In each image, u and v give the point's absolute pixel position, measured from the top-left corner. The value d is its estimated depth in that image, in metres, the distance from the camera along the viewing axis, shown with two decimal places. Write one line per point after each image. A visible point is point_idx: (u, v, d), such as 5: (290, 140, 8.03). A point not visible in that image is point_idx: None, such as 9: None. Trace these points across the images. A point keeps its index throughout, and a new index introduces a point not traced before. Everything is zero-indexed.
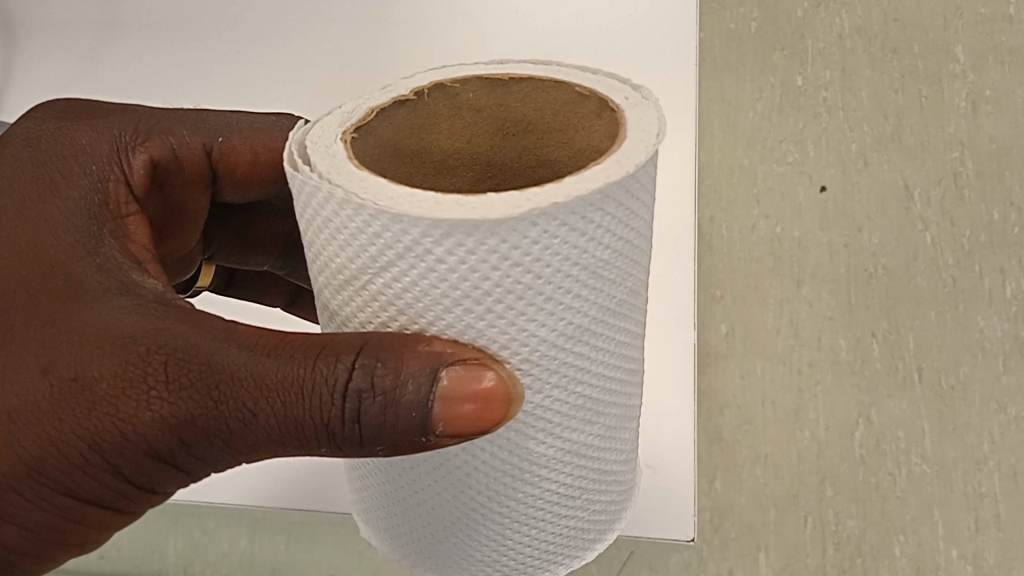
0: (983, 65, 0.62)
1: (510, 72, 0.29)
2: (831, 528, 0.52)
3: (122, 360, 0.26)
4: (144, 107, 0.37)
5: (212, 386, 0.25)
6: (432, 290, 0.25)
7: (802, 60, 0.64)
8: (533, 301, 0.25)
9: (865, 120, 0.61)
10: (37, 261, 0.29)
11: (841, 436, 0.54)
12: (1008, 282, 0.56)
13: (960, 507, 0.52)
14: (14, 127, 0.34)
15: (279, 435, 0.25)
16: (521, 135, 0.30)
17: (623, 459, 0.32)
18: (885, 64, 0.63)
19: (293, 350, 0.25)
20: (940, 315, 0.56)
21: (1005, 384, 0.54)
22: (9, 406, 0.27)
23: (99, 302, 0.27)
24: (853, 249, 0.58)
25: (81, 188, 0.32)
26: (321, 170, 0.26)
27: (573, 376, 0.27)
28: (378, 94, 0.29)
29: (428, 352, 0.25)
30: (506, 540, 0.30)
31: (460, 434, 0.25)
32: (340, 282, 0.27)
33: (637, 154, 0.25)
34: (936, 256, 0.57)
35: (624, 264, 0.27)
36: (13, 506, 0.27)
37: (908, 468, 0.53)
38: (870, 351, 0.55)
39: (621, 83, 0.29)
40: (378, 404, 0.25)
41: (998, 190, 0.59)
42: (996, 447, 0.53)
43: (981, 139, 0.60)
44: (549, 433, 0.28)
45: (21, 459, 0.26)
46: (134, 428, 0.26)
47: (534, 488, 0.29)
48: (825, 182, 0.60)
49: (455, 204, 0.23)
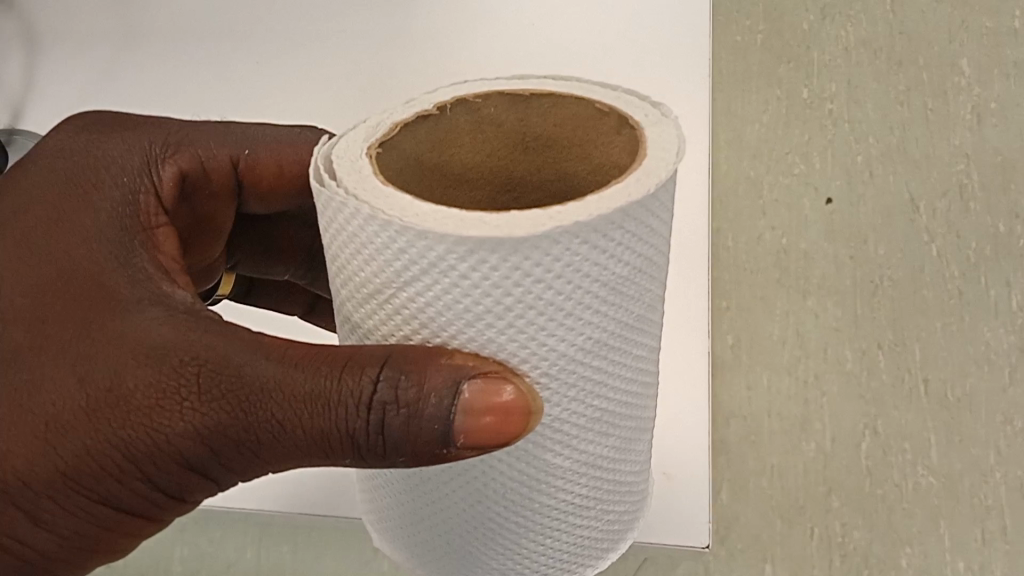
0: (988, 78, 0.63)
1: (532, 88, 0.29)
2: (838, 540, 0.52)
3: (156, 372, 0.27)
4: (170, 120, 0.37)
5: (244, 399, 0.26)
6: (455, 305, 0.25)
7: (808, 73, 0.64)
8: (555, 316, 0.25)
9: (871, 132, 0.62)
10: (72, 272, 0.30)
11: (849, 448, 0.54)
12: (1014, 294, 0.56)
13: (966, 519, 0.52)
14: (45, 139, 0.35)
15: (307, 447, 0.26)
16: (541, 149, 0.30)
17: (638, 469, 0.32)
18: (891, 77, 0.63)
19: (318, 363, 0.26)
20: (946, 327, 0.56)
21: (1012, 396, 0.54)
22: (45, 415, 0.27)
23: (131, 313, 0.28)
24: (859, 261, 0.58)
25: (113, 201, 0.32)
26: (347, 185, 0.26)
27: (590, 390, 0.27)
28: (400, 108, 0.29)
29: (450, 365, 0.25)
30: (522, 550, 0.30)
31: (480, 446, 0.26)
32: (364, 295, 0.27)
33: (656, 173, 0.26)
34: (942, 268, 0.57)
35: (643, 279, 0.27)
36: (50, 512, 0.28)
37: (916, 479, 0.53)
38: (876, 364, 0.55)
39: (640, 99, 0.29)
40: (401, 416, 0.25)
41: (1004, 202, 0.59)
42: (1003, 459, 0.53)
43: (987, 152, 0.60)
44: (567, 445, 0.28)
45: (58, 467, 0.27)
46: (167, 438, 0.26)
47: (550, 499, 0.29)
48: (831, 194, 0.60)
49: (479, 221, 0.24)
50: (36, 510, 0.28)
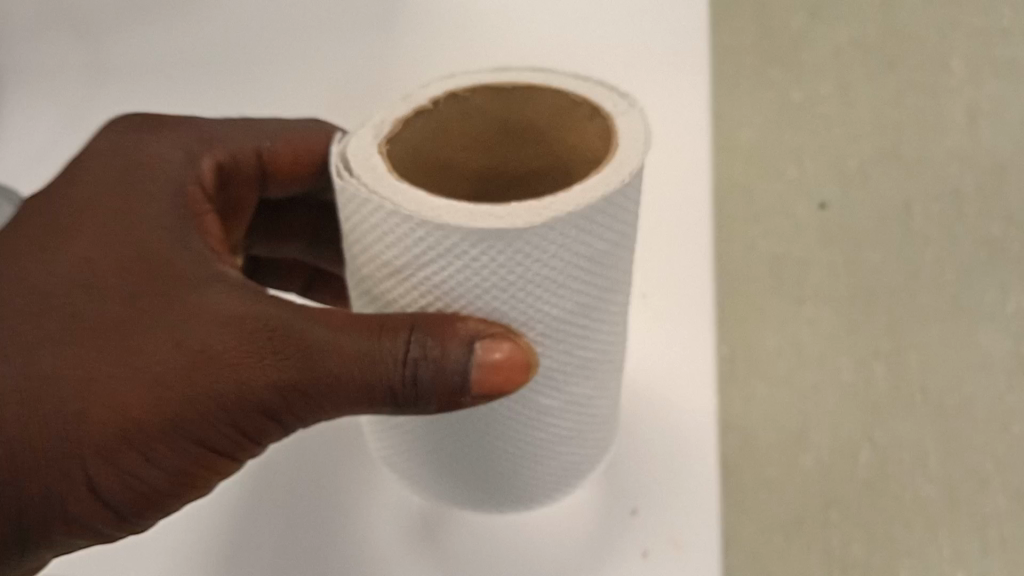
0: (980, 77, 0.62)
1: (511, 81, 0.36)
2: (837, 554, 0.49)
3: (236, 334, 0.33)
4: (201, 119, 0.44)
5: (307, 356, 0.32)
6: (468, 282, 0.31)
7: (799, 75, 0.66)
8: (549, 289, 0.32)
9: (862, 135, 0.62)
10: (147, 255, 0.36)
11: (847, 458, 0.52)
12: (1011, 299, 0.56)
13: (965, 531, 0.50)
14: (94, 140, 0.41)
15: (357, 396, 0.33)
16: (519, 133, 0.37)
17: (609, 403, 0.40)
18: (882, 80, 0.64)
19: (355, 327, 0.32)
20: (941, 332, 0.55)
21: (1009, 403, 0.53)
22: (151, 374, 0.33)
23: (200, 289, 0.34)
24: (853, 267, 0.58)
25: (164, 194, 0.39)
26: (367, 180, 0.32)
27: (574, 343, 0.34)
28: (401, 104, 0.36)
29: (465, 330, 0.32)
30: (526, 470, 0.39)
31: (490, 394, 0.33)
32: (386, 271, 0.33)
33: (628, 163, 0.31)
34: (937, 272, 0.57)
35: (616, 253, 0.33)
36: (163, 452, 0.33)
37: (914, 489, 0.51)
38: (873, 370, 0.55)
39: (607, 88, 0.35)
40: (431, 368, 0.32)
41: (998, 205, 0.58)
42: (1001, 466, 0.52)
43: (980, 153, 0.60)
44: (555, 387, 0.36)
45: (168, 417, 0.33)
46: (251, 389, 0.33)
47: (542, 431, 0.37)
48: (824, 199, 0.60)
49: (486, 214, 0.30)
50: (148, 452, 0.33)
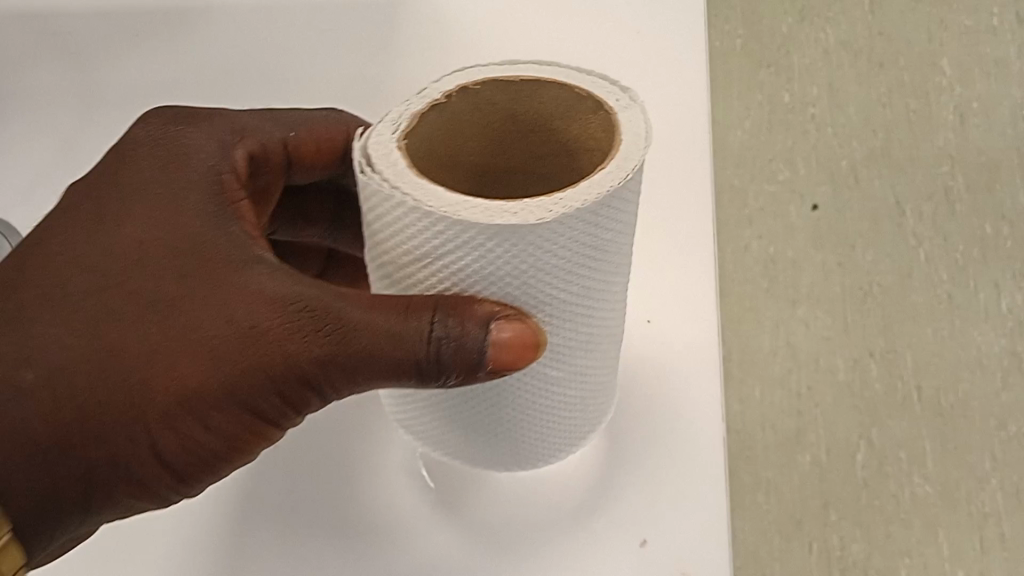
0: (969, 77, 0.63)
1: (520, 74, 0.37)
2: (836, 554, 0.50)
3: (282, 313, 0.37)
4: (232, 111, 0.46)
5: (344, 334, 0.36)
6: (484, 269, 0.35)
7: (788, 77, 0.65)
8: (559, 274, 0.35)
9: (854, 135, 0.62)
10: (195, 239, 0.39)
11: (844, 459, 0.52)
12: (1004, 297, 0.56)
13: (964, 527, 0.51)
14: (135, 128, 0.44)
15: (388, 370, 0.36)
16: (528, 122, 0.38)
17: (608, 371, 0.44)
18: (872, 79, 0.64)
19: (384, 308, 0.36)
20: (936, 332, 0.55)
21: (1004, 400, 0.53)
22: (209, 347, 0.37)
23: (246, 271, 0.38)
24: (847, 268, 0.58)
25: (203, 182, 0.41)
26: (391, 175, 0.34)
27: (579, 322, 0.38)
28: (415, 99, 0.37)
29: (482, 311, 0.35)
30: (534, 439, 0.43)
31: (505, 370, 0.36)
32: (407, 260, 0.36)
33: (631, 160, 0.34)
34: (930, 272, 0.57)
35: (620, 240, 0.36)
36: (218, 419, 0.37)
37: (912, 488, 0.51)
38: (869, 371, 0.55)
39: (610, 84, 0.37)
40: (451, 347, 0.35)
41: (989, 204, 0.59)
42: (999, 465, 0.52)
43: (970, 152, 0.60)
44: (560, 361, 0.39)
45: (224, 386, 0.37)
46: (296, 362, 0.37)
47: (547, 401, 0.41)
48: (817, 200, 0.60)
49: (503, 211, 0.33)
50: (206, 419, 0.37)
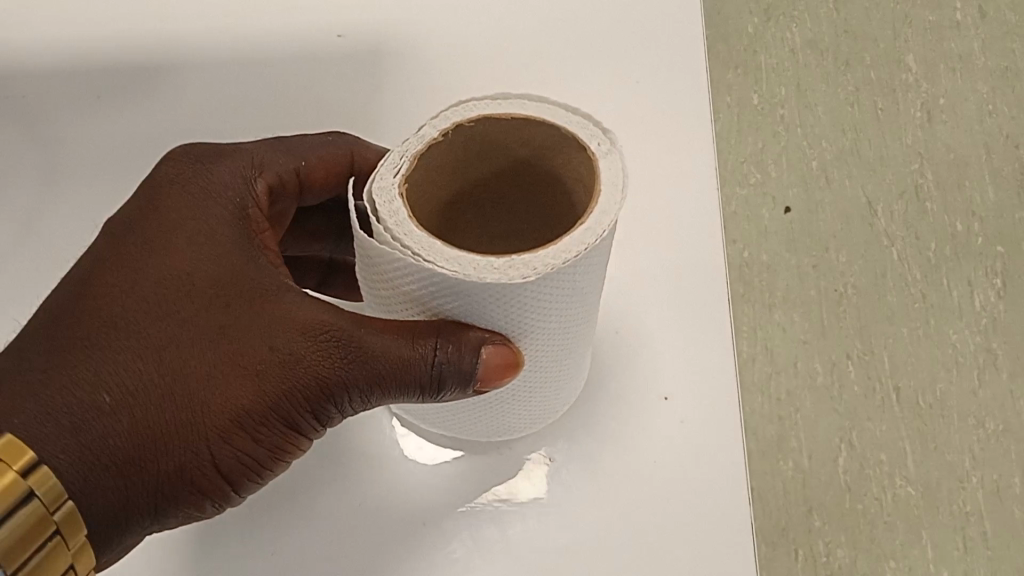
0: (935, 73, 0.63)
1: (510, 112, 0.37)
2: (822, 560, 0.50)
3: (318, 338, 0.37)
4: (249, 143, 0.44)
5: (368, 358, 0.37)
6: (473, 310, 0.37)
7: (756, 78, 0.64)
8: (539, 313, 0.37)
9: (823, 136, 0.61)
10: (228, 269, 0.38)
11: (826, 464, 0.52)
12: (977, 294, 0.56)
13: (948, 528, 0.51)
14: (160, 165, 0.42)
15: (406, 388, 0.38)
16: (518, 153, 0.39)
17: (582, 358, 0.46)
18: (839, 78, 0.63)
19: (397, 332, 0.37)
20: (912, 332, 0.55)
21: (982, 398, 0.54)
22: (251, 372, 0.36)
23: (280, 298, 0.38)
24: (822, 270, 0.57)
25: (230, 213, 0.40)
26: (391, 225, 0.35)
27: (558, 338, 0.40)
28: (413, 139, 0.37)
29: (472, 340, 0.37)
30: (511, 417, 0.47)
31: (489, 387, 0.39)
32: (404, 299, 0.38)
33: (608, 215, 0.35)
34: (904, 271, 0.57)
35: (597, 274, 0.38)
36: (259, 438, 0.37)
37: (894, 491, 0.51)
38: (847, 374, 0.54)
39: (594, 126, 0.37)
40: (452, 370, 0.37)
41: (959, 201, 0.59)
42: (978, 463, 0.52)
43: (939, 150, 0.60)
44: (538, 366, 0.42)
45: (266, 407, 0.36)
46: (329, 384, 0.37)
47: (524, 392, 0.44)
48: (789, 203, 0.59)
49: (490, 266, 0.34)
50: (248, 439, 0.37)
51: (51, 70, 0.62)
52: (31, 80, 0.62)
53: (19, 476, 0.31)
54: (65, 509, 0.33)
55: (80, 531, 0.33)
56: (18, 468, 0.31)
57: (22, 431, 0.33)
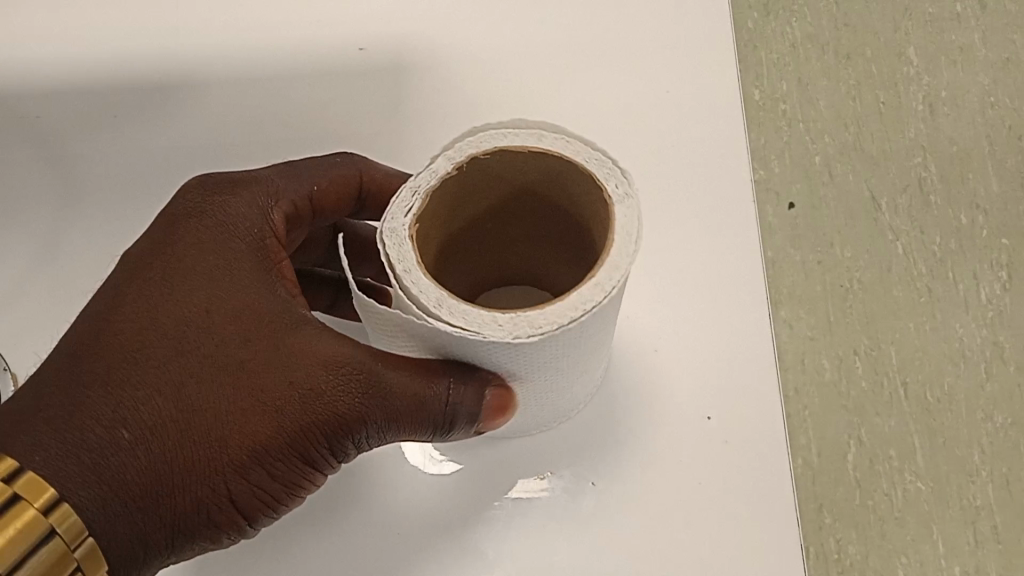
0: (936, 66, 0.62)
1: (525, 146, 0.37)
2: (833, 557, 0.50)
3: (338, 374, 0.37)
4: (263, 170, 0.43)
5: (385, 394, 0.37)
6: (479, 358, 0.37)
7: (757, 73, 0.63)
8: (546, 360, 0.37)
9: (826, 131, 0.61)
10: (249, 304, 0.38)
11: (835, 461, 0.52)
12: (982, 287, 0.56)
13: (957, 523, 0.51)
14: (176, 197, 0.41)
15: (420, 424, 0.39)
16: (533, 184, 0.39)
17: (597, 376, 0.47)
18: (841, 72, 0.63)
19: (414, 368, 0.38)
20: (918, 326, 0.55)
21: (989, 392, 0.54)
22: (272, 408, 0.37)
23: (301, 334, 0.38)
24: (827, 266, 0.57)
25: (250, 246, 0.40)
26: (399, 272, 0.35)
27: (567, 373, 0.41)
28: (428, 172, 0.37)
29: (481, 380, 0.38)
30: (520, 426, 0.48)
31: (495, 423, 0.40)
32: (414, 341, 0.38)
33: (618, 269, 0.35)
34: (909, 266, 0.57)
35: (606, 321, 0.38)
36: (278, 472, 0.38)
37: (904, 486, 0.52)
38: (854, 370, 0.54)
39: (611, 162, 0.36)
40: (464, 408, 0.38)
41: (964, 194, 0.59)
42: (987, 457, 0.52)
43: (941, 143, 0.60)
44: (547, 394, 0.43)
45: (285, 443, 0.37)
46: (347, 420, 0.37)
47: (533, 412, 0.45)
48: (793, 199, 0.59)
49: (495, 322, 0.34)
50: (267, 473, 0.37)
51: (54, 91, 0.59)
52: (31, 101, 0.59)
53: (40, 513, 0.32)
54: (84, 547, 0.33)
55: (100, 565, 0.34)
56: (39, 505, 0.32)
57: (43, 467, 0.33)
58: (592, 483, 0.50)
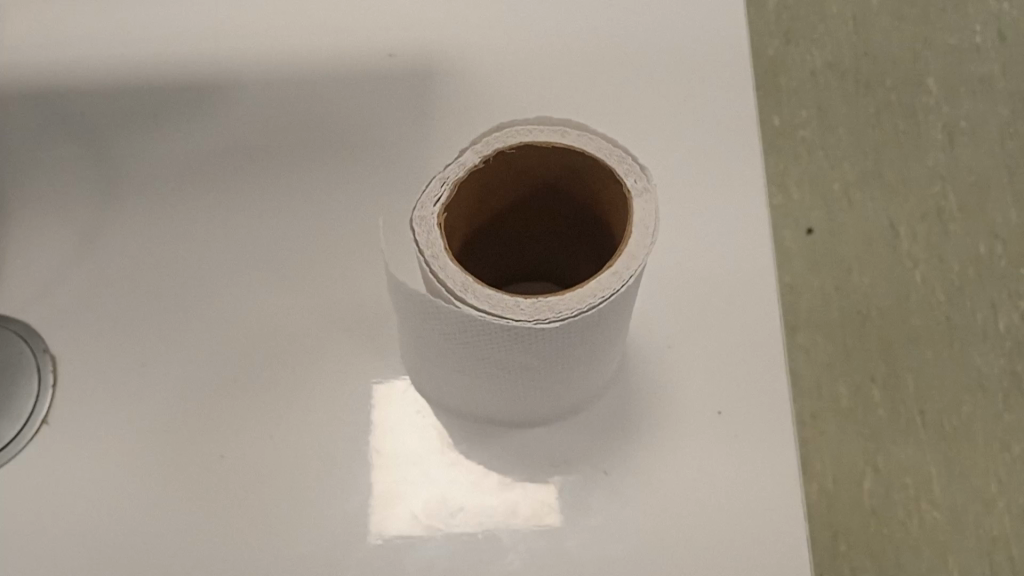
0: (956, 95, 0.62)
1: (550, 141, 0.36)
2: None
3: None
4: None
5: None
6: (500, 349, 0.37)
7: (777, 100, 0.63)
8: (564, 349, 0.37)
9: (845, 158, 0.61)
10: None
11: (852, 487, 0.52)
12: (1001, 317, 0.56)
13: (973, 552, 0.51)
14: None
15: None
16: (558, 174, 0.39)
17: (612, 369, 0.46)
18: (860, 100, 0.62)
19: None
20: (936, 354, 0.55)
21: (1007, 422, 0.54)
22: None
23: None
24: (845, 291, 0.57)
25: None
26: (427, 259, 0.34)
27: (584, 362, 0.40)
28: (454, 162, 0.36)
29: None
30: (535, 418, 0.48)
31: None
32: (437, 328, 0.38)
33: (636, 260, 0.35)
34: (927, 294, 0.57)
35: (624, 312, 0.38)
36: None
37: (920, 515, 0.52)
38: (871, 397, 0.54)
39: (631, 159, 0.36)
40: None
41: (982, 224, 0.59)
42: (1005, 487, 0.52)
43: (960, 172, 0.60)
44: (563, 384, 0.42)
45: None
46: None
47: (549, 401, 0.45)
48: (812, 223, 0.59)
49: (516, 306, 0.34)
50: None
51: (70, 100, 0.57)
52: (44, 109, 0.57)
53: None
54: None
55: None
56: None
57: None
58: (605, 472, 0.48)
